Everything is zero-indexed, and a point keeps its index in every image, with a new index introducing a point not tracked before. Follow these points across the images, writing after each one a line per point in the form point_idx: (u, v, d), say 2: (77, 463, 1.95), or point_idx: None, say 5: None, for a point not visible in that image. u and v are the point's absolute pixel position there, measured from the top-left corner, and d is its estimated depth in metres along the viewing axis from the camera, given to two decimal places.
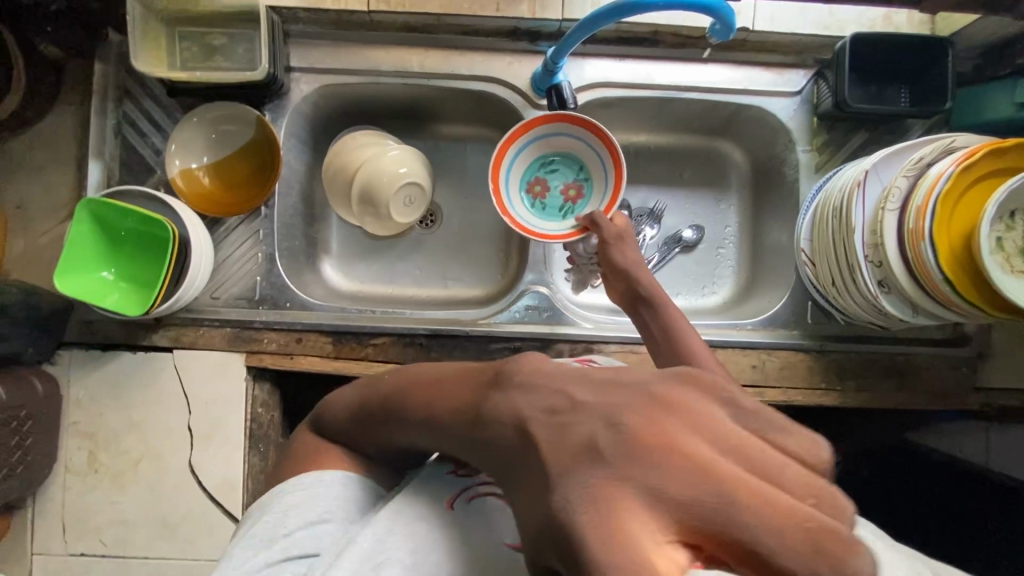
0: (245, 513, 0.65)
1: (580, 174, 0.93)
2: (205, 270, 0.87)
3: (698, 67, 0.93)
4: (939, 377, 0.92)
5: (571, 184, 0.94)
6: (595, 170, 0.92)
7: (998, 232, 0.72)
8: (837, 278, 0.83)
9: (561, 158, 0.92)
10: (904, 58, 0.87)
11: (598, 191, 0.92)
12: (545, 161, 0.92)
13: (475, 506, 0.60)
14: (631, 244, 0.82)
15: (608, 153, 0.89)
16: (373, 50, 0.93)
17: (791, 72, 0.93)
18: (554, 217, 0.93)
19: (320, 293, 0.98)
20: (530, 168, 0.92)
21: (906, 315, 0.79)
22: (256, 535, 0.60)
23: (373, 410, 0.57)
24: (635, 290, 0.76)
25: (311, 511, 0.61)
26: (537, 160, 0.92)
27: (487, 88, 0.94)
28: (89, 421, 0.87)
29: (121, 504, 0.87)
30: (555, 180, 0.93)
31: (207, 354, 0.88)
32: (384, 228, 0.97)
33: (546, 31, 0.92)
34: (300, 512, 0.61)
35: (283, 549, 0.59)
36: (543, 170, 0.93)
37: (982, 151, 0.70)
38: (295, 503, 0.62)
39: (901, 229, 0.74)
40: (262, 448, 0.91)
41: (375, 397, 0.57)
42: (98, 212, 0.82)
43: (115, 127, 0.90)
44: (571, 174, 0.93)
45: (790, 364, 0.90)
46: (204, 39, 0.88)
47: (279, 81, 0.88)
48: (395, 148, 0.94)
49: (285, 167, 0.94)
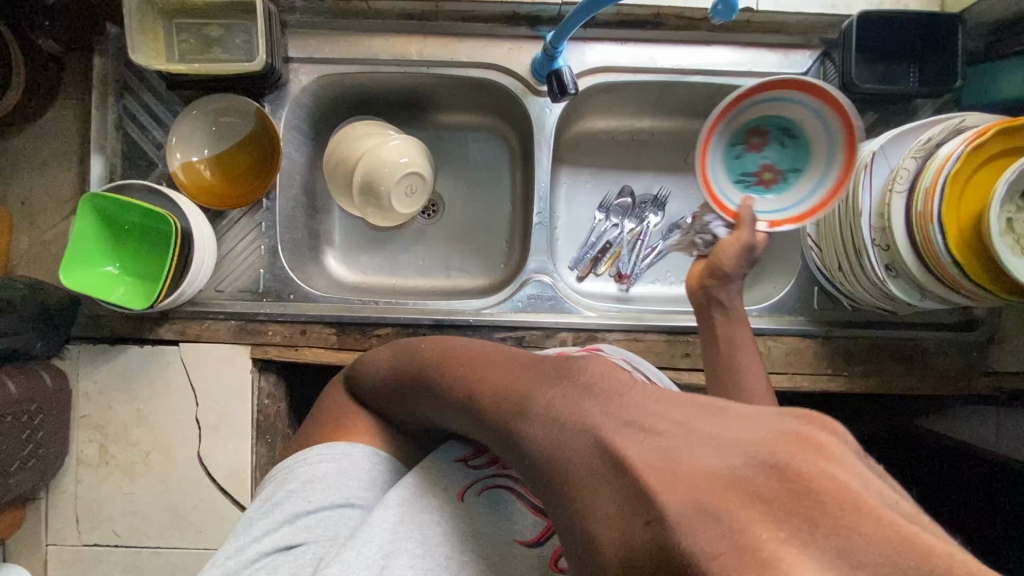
0: (266, 477, 0.67)
1: (794, 168, 0.85)
2: (209, 263, 0.87)
3: (702, 49, 0.91)
4: (947, 361, 0.91)
5: (774, 169, 0.86)
6: (800, 186, 0.84)
7: (1008, 213, 0.70)
8: (843, 263, 0.82)
9: (795, 141, 0.85)
10: (913, 36, 0.85)
11: (777, 199, 0.85)
12: (779, 125, 0.85)
13: (488, 498, 0.61)
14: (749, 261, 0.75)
15: (833, 182, 0.81)
16: (372, 38, 0.92)
17: (797, 53, 0.91)
18: (732, 170, 0.86)
19: (323, 285, 0.98)
20: (766, 122, 0.85)
21: (914, 298, 0.78)
22: (278, 511, 0.61)
23: (404, 388, 0.63)
24: (714, 294, 0.76)
25: (338, 489, 0.62)
26: (775, 119, 0.84)
27: (488, 74, 0.93)
28: (100, 414, 0.88)
29: (133, 495, 0.88)
30: (770, 153, 0.86)
31: (213, 346, 0.89)
32: (387, 219, 0.97)
33: (545, 16, 0.91)
34: (325, 490, 0.62)
35: (305, 528, 0.60)
36: (773, 132, 0.85)
37: (991, 131, 0.68)
38: (321, 478, 0.63)
39: (909, 211, 0.73)
40: (270, 439, 0.92)
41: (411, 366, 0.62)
42: (102, 207, 0.83)
43: (117, 121, 0.90)
44: (784, 162, 0.86)
45: (795, 351, 0.90)
46: (202, 31, 0.87)
47: (278, 72, 0.88)
48: (396, 138, 0.93)
49: (287, 160, 0.94)
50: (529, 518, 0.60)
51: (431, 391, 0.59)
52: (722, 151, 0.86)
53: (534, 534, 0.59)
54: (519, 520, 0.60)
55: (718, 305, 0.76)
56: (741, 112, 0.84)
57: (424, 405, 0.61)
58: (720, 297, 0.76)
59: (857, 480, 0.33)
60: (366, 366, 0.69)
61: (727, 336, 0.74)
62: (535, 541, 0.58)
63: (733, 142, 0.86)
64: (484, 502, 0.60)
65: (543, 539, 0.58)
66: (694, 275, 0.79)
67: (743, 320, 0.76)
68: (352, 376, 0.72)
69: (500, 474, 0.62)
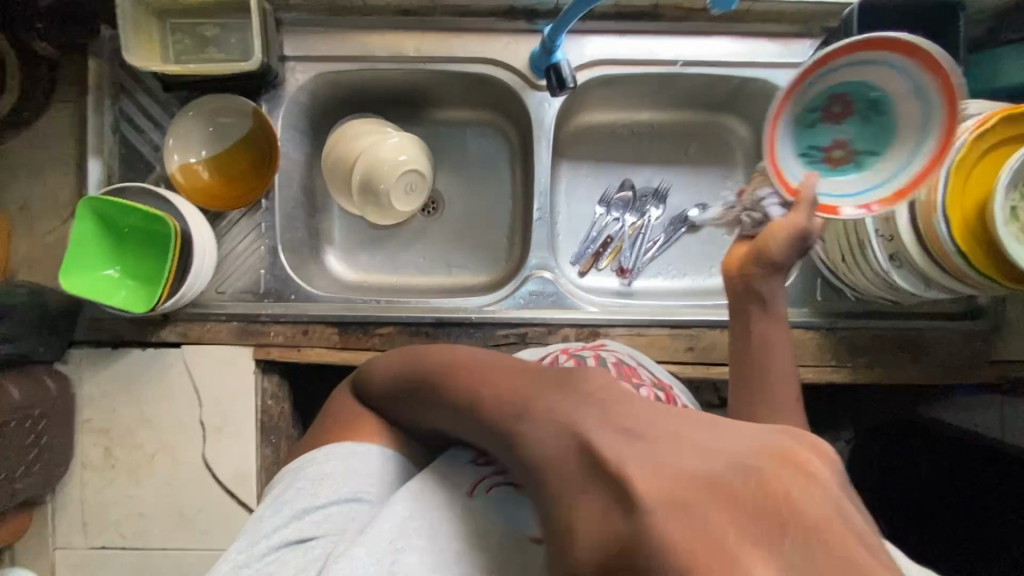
0: (276, 477, 0.67)
1: (872, 149, 0.74)
2: (210, 265, 0.87)
3: (701, 40, 0.90)
4: (951, 350, 0.90)
5: (846, 146, 0.74)
6: (870, 175, 0.73)
7: (1012, 201, 0.70)
8: (847, 253, 0.82)
9: (883, 118, 0.73)
10: (914, 23, 0.84)
11: (840, 183, 0.73)
12: (870, 96, 0.72)
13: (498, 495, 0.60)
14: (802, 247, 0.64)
15: (913, 173, 0.70)
16: (368, 35, 0.91)
17: (798, 42, 0.90)
18: (801, 141, 0.74)
19: (324, 285, 0.98)
20: (854, 92, 0.72)
21: (917, 289, 0.77)
22: (290, 504, 0.62)
23: (407, 396, 0.61)
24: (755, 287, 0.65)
25: (345, 484, 0.63)
26: (867, 88, 0.71)
27: (486, 69, 0.92)
28: (103, 417, 0.88)
29: (139, 498, 0.88)
30: (848, 131, 0.74)
31: (215, 348, 0.89)
32: (387, 218, 0.97)
33: (542, 9, 0.90)
34: (335, 485, 0.63)
35: (314, 522, 0.60)
36: (858, 104, 0.73)
37: (995, 119, 0.68)
38: (328, 473, 0.64)
39: (912, 200, 0.72)
40: (274, 440, 0.92)
41: (416, 374, 0.60)
42: (101, 210, 0.82)
43: (113, 124, 0.90)
44: (862, 141, 0.74)
45: (799, 342, 0.89)
46: (196, 31, 0.87)
47: (274, 70, 0.87)
48: (395, 135, 0.93)
49: (284, 159, 0.93)
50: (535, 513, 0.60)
51: (432, 397, 0.57)
52: (794, 122, 0.73)
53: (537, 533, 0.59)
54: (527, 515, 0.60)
55: (757, 298, 0.65)
56: (829, 75, 0.71)
57: (429, 411, 0.59)
58: (762, 289, 0.65)
59: (828, 501, 0.33)
60: (373, 370, 0.68)
61: (760, 335, 0.65)
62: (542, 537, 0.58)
63: (811, 109, 0.73)
64: (497, 500, 0.60)
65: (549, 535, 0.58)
66: (734, 259, 0.68)
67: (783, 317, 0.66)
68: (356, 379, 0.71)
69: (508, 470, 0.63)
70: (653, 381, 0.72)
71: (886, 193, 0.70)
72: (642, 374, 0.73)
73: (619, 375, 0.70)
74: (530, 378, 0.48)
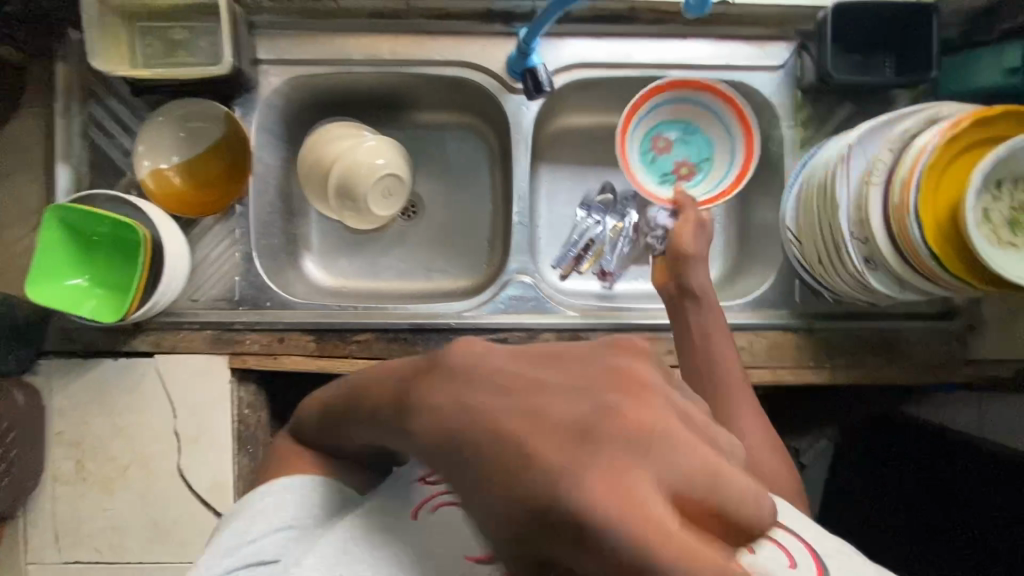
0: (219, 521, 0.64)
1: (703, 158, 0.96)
2: (182, 273, 0.85)
3: (677, 43, 0.90)
4: (928, 350, 0.91)
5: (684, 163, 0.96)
6: (717, 167, 0.95)
7: (984, 203, 0.70)
8: (824, 256, 0.82)
9: (697, 135, 0.95)
10: (888, 25, 0.84)
11: (702, 185, 0.95)
12: (680, 126, 0.95)
13: (442, 515, 0.58)
14: (707, 239, 0.84)
15: (739, 162, 0.92)
16: (343, 38, 0.90)
17: (774, 45, 0.90)
18: (654, 176, 0.96)
19: (302, 292, 0.96)
20: (667, 126, 0.95)
21: (893, 291, 0.77)
22: (218, 547, 0.58)
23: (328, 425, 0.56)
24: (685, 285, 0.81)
25: (277, 516, 0.59)
26: (675, 122, 0.95)
27: (462, 73, 0.91)
28: (74, 429, 0.87)
29: (112, 511, 0.86)
30: (681, 148, 0.96)
31: (189, 357, 0.87)
32: (365, 222, 0.96)
33: (519, 12, 0.89)
34: (268, 517, 0.59)
35: (242, 558, 0.57)
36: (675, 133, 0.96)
37: (966, 122, 0.68)
38: (262, 508, 0.60)
39: (886, 203, 0.72)
40: (252, 449, 0.91)
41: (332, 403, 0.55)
42: (68, 218, 0.80)
43: (82, 129, 0.88)
44: (693, 155, 0.96)
45: (778, 345, 0.90)
46: (165, 33, 0.85)
47: (246, 74, 0.86)
48: (371, 139, 0.92)
49: (259, 164, 0.92)
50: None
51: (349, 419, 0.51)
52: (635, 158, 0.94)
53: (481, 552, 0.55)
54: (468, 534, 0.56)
55: (690, 295, 0.80)
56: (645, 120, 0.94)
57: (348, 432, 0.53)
58: (690, 285, 0.81)
59: (665, 414, 0.32)
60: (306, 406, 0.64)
61: (699, 327, 0.78)
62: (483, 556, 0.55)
63: (647, 149, 0.95)
64: (440, 520, 0.58)
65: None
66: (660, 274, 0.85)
67: (713, 307, 0.80)
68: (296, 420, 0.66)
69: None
70: None
71: (734, 175, 0.92)
72: None
73: None
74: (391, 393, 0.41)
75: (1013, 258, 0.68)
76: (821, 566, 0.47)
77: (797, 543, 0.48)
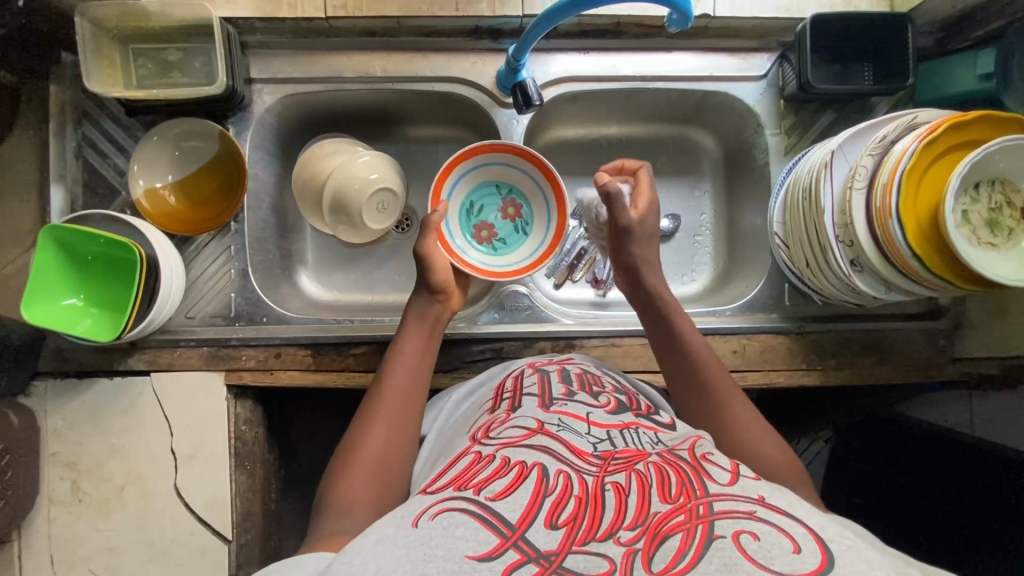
0: None
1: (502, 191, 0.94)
2: (178, 291, 0.86)
3: (662, 56, 0.93)
4: (917, 350, 0.93)
5: (505, 204, 0.95)
6: (518, 179, 0.93)
7: (964, 205, 0.72)
8: (812, 260, 0.83)
9: (477, 198, 0.94)
10: (866, 36, 0.87)
11: (534, 200, 0.94)
12: (469, 208, 0.94)
13: (442, 520, 0.48)
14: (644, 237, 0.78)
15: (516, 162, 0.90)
16: (335, 57, 0.91)
17: (756, 56, 0.93)
18: (520, 242, 0.95)
19: (297, 306, 0.96)
20: (461, 220, 0.94)
21: (881, 293, 0.79)
22: None
23: (375, 469, 0.63)
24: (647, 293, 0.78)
25: None
26: (465, 214, 0.94)
27: (452, 88, 0.93)
28: (70, 450, 0.86)
29: (108, 532, 0.85)
30: (489, 212, 0.94)
31: (185, 374, 0.87)
32: (359, 236, 0.97)
33: (508, 28, 0.91)
34: None
35: None
36: (477, 215, 0.95)
37: (943, 125, 0.70)
38: None
39: (869, 207, 0.74)
40: (248, 466, 0.91)
41: (366, 451, 0.64)
42: (63, 237, 0.80)
43: (76, 150, 0.88)
44: (495, 198, 0.94)
45: (770, 348, 0.91)
46: (159, 55, 0.87)
47: (240, 93, 0.87)
48: (364, 154, 0.93)
49: (253, 180, 0.93)
50: (480, 532, 0.46)
51: (384, 426, 0.67)
52: (511, 260, 0.94)
53: (483, 551, 0.45)
54: (468, 534, 0.46)
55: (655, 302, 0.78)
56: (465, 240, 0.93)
57: (384, 437, 0.66)
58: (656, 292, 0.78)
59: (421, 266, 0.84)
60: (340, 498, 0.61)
61: (671, 332, 0.75)
62: (486, 556, 0.44)
63: (478, 246, 0.94)
64: (441, 524, 0.47)
65: (495, 555, 0.44)
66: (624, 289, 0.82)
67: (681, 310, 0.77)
68: (322, 515, 0.60)
69: (456, 494, 0.51)
70: (615, 386, 0.74)
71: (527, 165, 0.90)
72: (604, 384, 0.73)
73: (580, 386, 0.70)
74: (410, 376, 0.71)
75: (994, 258, 0.70)
76: (827, 553, 0.43)
77: (800, 529, 0.45)
